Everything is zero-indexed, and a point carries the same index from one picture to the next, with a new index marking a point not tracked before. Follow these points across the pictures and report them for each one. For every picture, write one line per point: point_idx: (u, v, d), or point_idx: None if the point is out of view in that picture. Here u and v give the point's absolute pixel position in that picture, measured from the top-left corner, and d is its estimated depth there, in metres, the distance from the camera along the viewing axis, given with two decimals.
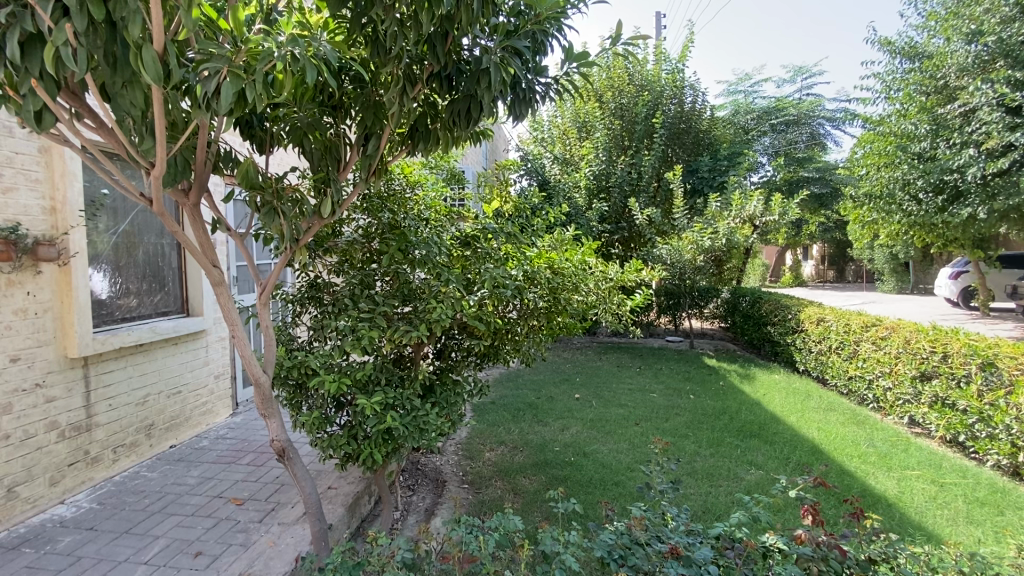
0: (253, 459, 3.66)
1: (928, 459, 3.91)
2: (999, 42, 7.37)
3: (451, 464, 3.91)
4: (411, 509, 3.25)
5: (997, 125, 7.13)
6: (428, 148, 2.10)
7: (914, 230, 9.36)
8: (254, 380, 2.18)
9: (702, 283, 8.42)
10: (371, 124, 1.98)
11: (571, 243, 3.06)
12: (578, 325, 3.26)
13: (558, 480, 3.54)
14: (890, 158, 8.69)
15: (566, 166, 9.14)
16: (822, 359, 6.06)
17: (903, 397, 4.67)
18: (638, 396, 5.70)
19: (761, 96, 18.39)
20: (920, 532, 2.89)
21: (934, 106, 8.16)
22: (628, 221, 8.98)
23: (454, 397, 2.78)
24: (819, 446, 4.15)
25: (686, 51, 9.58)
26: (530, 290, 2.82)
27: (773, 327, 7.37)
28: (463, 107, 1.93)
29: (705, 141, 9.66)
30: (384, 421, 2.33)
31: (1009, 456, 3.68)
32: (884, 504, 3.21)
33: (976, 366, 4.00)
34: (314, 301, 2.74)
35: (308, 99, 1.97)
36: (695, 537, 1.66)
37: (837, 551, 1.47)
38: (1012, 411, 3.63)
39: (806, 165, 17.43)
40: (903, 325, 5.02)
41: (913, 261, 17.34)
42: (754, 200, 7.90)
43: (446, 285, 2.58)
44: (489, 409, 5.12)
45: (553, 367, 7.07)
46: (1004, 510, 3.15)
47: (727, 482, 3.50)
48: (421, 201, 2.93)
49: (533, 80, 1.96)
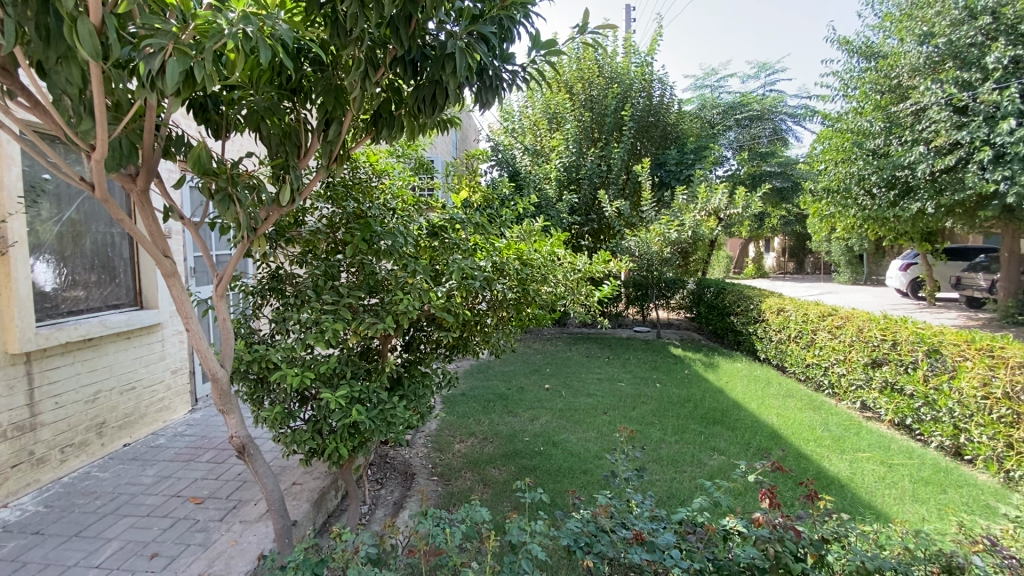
0: (214, 456, 3.55)
1: (878, 442, 4.12)
2: (948, 43, 7.75)
3: (420, 456, 3.89)
4: (379, 502, 3.23)
5: (945, 124, 7.51)
6: (392, 135, 2.05)
7: (869, 225, 9.76)
8: (211, 375, 2.10)
9: (668, 274, 8.59)
10: (333, 110, 1.90)
11: (540, 233, 3.07)
12: (547, 316, 3.29)
13: (527, 470, 3.57)
14: (847, 153, 9.08)
15: (536, 158, 9.12)
16: (781, 348, 6.29)
17: (856, 382, 4.89)
18: (606, 385, 5.78)
19: (727, 91, 18.75)
20: (870, 510, 3.05)
21: (887, 105, 8.51)
22: (598, 213, 9.07)
23: (423, 390, 2.75)
24: (777, 431, 4.30)
25: (654, 45, 9.67)
26: (499, 282, 2.79)
27: (736, 317, 7.61)
28: (428, 93, 1.86)
29: (672, 135, 9.81)
30: (350, 415, 2.28)
31: (951, 438, 3.92)
32: (837, 485, 3.37)
33: (922, 353, 4.19)
34: (276, 293, 2.65)
35: (265, 82, 1.89)
36: (658, 522, 1.69)
37: (792, 532, 1.51)
38: (954, 395, 3.85)
39: (768, 160, 18.02)
40: (857, 314, 5.24)
41: (867, 254, 18.16)
42: (718, 194, 8.12)
43: (413, 276, 2.52)
44: (460, 401, 5.12)
45: (523, 358, 7.10)
46: (947, 488, 3.35)
47: (691, 467, 3.60)
48: (387, 190, 2.87)
49: (500, 68, 1.93)
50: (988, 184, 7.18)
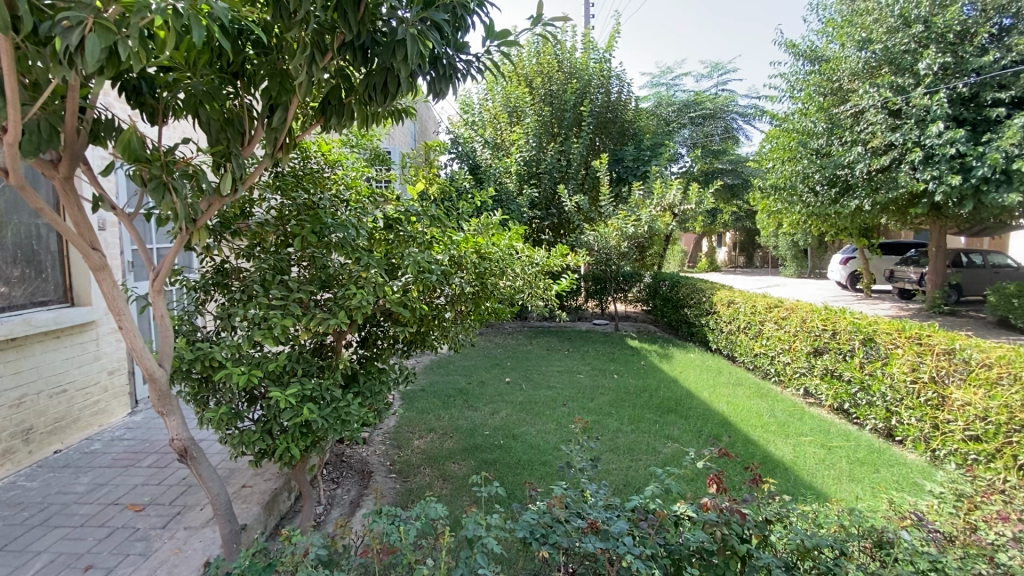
0: (155, 460, 3.36)
1: (819, 426, 4.35)
2: (884, 50, 8.20)
3: (378, 454, 3.82)
4: (335, 502, 3.15)
5: (881, 126, 8.00)
6: (341, 124, 1.98)
7: (812, 221, 10.28)
8: (149, 375, 1.99)
9: (626, 268, 8.76)
10: (277, 95, 1.82)
11: (498, 227, 3.05)
12: (506, 309, 3.29)
13: (487, 463, 3.57)
14: (792, 152, 9.55)
15: (497, 151, 9.09)
16: (731, 338, 6.56)
17: (799, 370, 5.15)
18: (565, 377, 5.85)
19: (682, 89, 19.24)
20: (811, 491, 3.22)
21: (829, 107, 8.97)
22: (558, 207, 9.13)
23: (380, 386, 2.68)
24: (727, 418, 4.48)
25: (612, 42, 9.79)
26: (457, 275, 2.75)
27: (689, 309, 7.86)
28: (379, 80, 1.78)
29: (630, 131, 9.97)
30: (301, 414, 2.20)
31: (884, 420, 4.19)
32: (781, 468, 3.54)
33: (859, 341, 4.45)
34: (221, 288, 2.53)
35: (204, 64, 1.79)
36: (612, 511, 1.71)
37: (738, 515, 1.57)
38: (887, 380, 4.11)
39: (721, 158, 18.69)
40: (800, 306, 5.51)
41: (811, 249, 19.15)
42: (673, 189, 8.35)
43: (366, 270, 2.44)
44: (419, 396, 5.07)
45: (484, 352, 7.10)
46: (879, 467, 3.58)
47: (646, 456, 3.69)
48: (340, 180, 2.79)
49: (453, 57, 1.89)
50: (918, 183, 7.68)
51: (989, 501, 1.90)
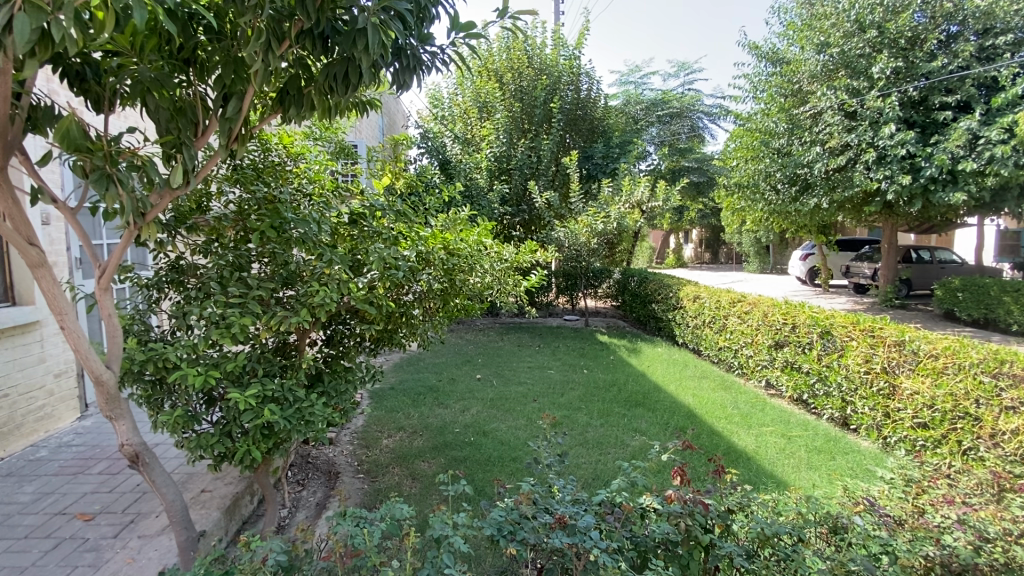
0: (107, 466, 3.20)
1: (780, 416, 4.50)
2: (841, 53, 8.52)
3: (345, 454, 3.74)
4: (300, 504, 3.07)
5: (838, 127, 8.33)
6: (300, 115, 1.92)
7: (774, 218, 10.61)
8: (96, 378, 1.88)
9: (596, 264, 8.85)
10: (232, 84, 1.75)
11: (466, 222, 3.02)
12: (476, 306, 3.27)
13: (457, 461, 3.55)
14: (755, 151, 9.83)
15: (467, 147, 9.03)
16: (697, 332, 6.71)
17: (761, 362, 5.31)
18: (536, 373, 5.87)
19: (649, 88, 19.50)
20: (771, 479, 3.33)
21: (790, 107, 9.27)
22: (529, 204, 9.14)
23: (345, 385, 2.62)
24: (693, 411, 4.58)
25: (582, 39, 9.84)
26: (424, 272, 2.71)
27: (657, 304, 8.00)
28: (340, 70, 1.72)
29: (600, 129, 10.05)
30: (261, 415, 2.12)
31: (839, 410, 4.36)
32: (744, 458, 3.64)
33: (816, 334, 4.61)
34: (176, 285, 2.42)
35: (151, 49, 1.70)
36: (580, 505, 1.71)
37: (701, 505, 1.60)
38: (842, 371, 4.28)
39: (687, 156, 19.10)
40: (762, 300, 5.67)
41: (773, 245, 19.77)
42: (641, 187, 8.48)
43: (329, 266, 2.36)
44: (388, 395, 4.99)
45: (455, 349, 7.06)
46: (835, 455, 3.73)
47: (614, 449, 3.74)
48: (302, 174, 2.71)
49: (418, 48, 1.86)
50: (872, 183, 8.02)
51: (934, 485, 2.00)
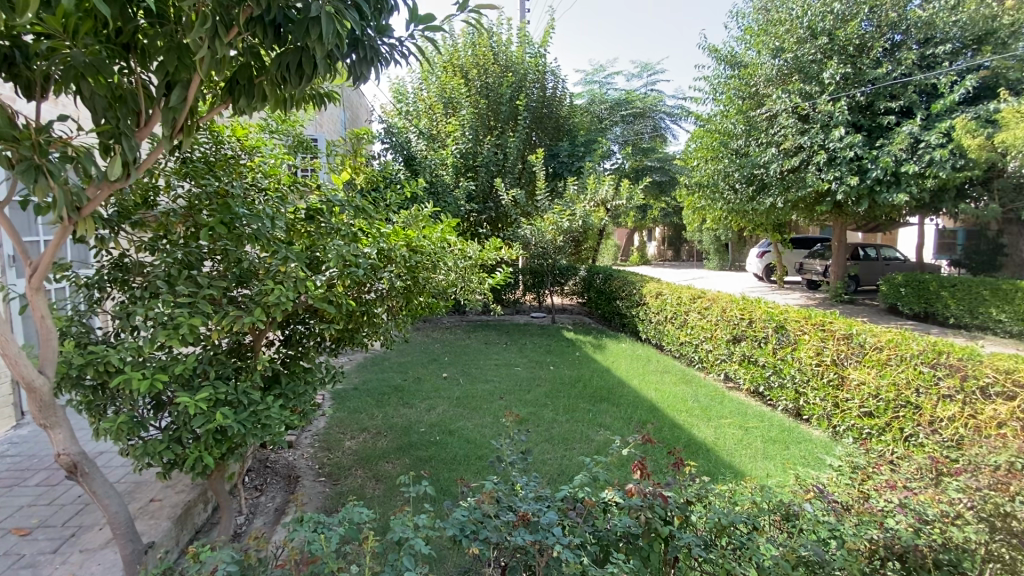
0: (45, 478, 3.01)
1: (738, 409, 4.65)
2: (794, 59, 8.84)
3: (305, 458, 3.64)
4: (258, 511, 2.97)
5: (792, 129, 8.67)
6: (251, 106, 1.84)
7: (733, 217, 10.97)
8: (26, 384, 1.75)
9: (562, 262, 8.92)
10: (175, 71, 1.66)
11: (429, 219, 2.98)
12: (440, 304, 3.25)
13: (422, 461, 3.51)
14: (715, 152, 10.13)
15: (432, 142, 8.94)
16: (659, 328, 6.87)
17: (720, 356, 5.48)
18: (502, 370, 5.87)
19: (614, 88, 19.75)
20: (729, 470, 3.44)
21: (747, 110, 9.59)
22: (495, 201, 9.14)
23: (304, 387, 2.53)
24: (656, 405, 4.68)
25: (547, 37, 9.87)
26: (385, 269, 2.66)
27: (621, 301, 8.13)
28: (293, 60, 1.66)
29: (565, 127, 10.11)
30: (213, 420, 2.02)
31: (793, 401, 4.54)
32: (703, 450, 3.74)
33: (771, 329, 4.79)
34: (119, 284, 2.29)
35: (86, 32, 1.59)
36: (543, 502, 1.71)
37: (661, 498, 1.63)
38: (796, 364, 4.46)
39: (649, 155, 19.51)
40: (721, 296, 5.84)
41: (732, 243, 20.45)
42: (605, 185, 8.61)
43: (284, 264, 2.27)
44: (351, 395, 4.89)
45: (421, 347, 6.99)
46: (789, 445, 3.88)
47: (579, 444, 3.79)
48: (256, 168, 2.61)
49: (375, 39, 1.81)
50: (823, 183, 8.38)
51: (878, 470, 2.11)
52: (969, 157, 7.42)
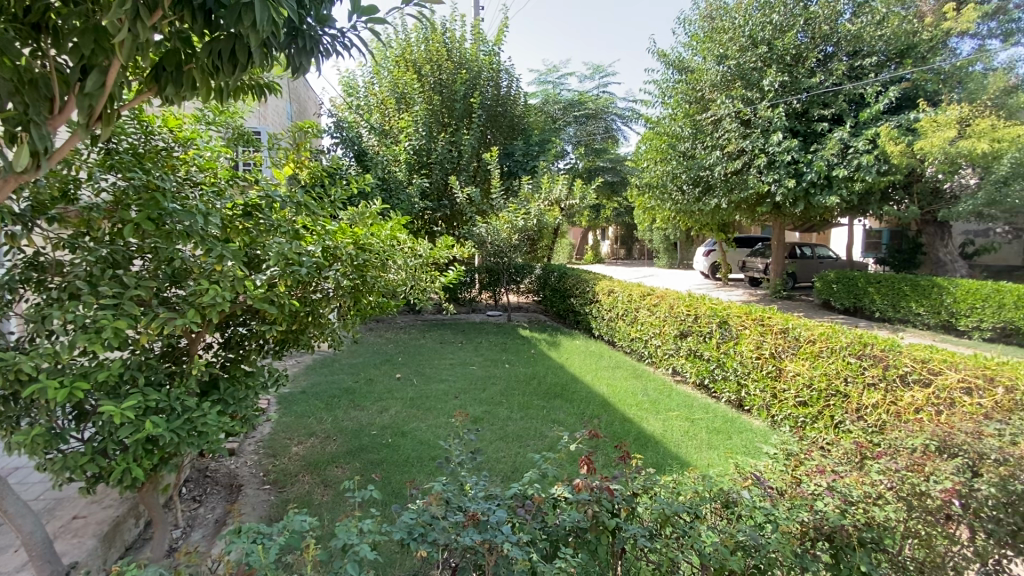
0: None
1: (685, 401, 4.82)
2: (737, 66, 9.25)
3: (249, 465, 3.49)
4: (196, 523, 2.81)
5: (735, 134, 9.09)
6: (179, 94, 1.74)
7: (680, 217, 11.37)
8: None
9: (518, 260, 8.96)
10: (92, 55, 1.54)
11: (377, 216, 2.91)
12: (391, 304, 3.19)
13: (373, 464, 3.43)
14: (663, 153, 10.47)
15: (384, 138, 8.79)
16: (611, 325, 7.02)
17: (668, 351, 5.66)
18: (457, 369, 5.84)
19: (567, 89, 19.99)
20: (676, 461, 3.56)
21: (693, 114, 9.96)
22: (450, 199, 9.08)
23: (245, 392, 2.41)
24: (607, 400, 4.79)
25: (501, 36, 9.86)
26: (331, 268, 2.59)
27: (575, 299, 8.25)
28: (225, 48, 1.58)
29: (520, 126, 10.14)
30: (142, 429, 1.89)
31: (735, 393, 4.75)
32: (652, 443, 3.85)
33: (715, 324, 4.99)
34: (32, 285, 2.09)
35: None
36: (492, 501, 1.71)
37: (607, 492, 1.67)
38: (737, 357, 4.67)
39: (602, 156, 19.94)
40: (669, 293, 6.04)
41: (680, 242, 21.19)
42: (559, 185, 8.72)
43: (221, 263, 2.16)
44: (298, 399, 4.72)
45: (374, 348, 6.84)
46: (732, 435, 4.06)
47: (533, 441, 3.82)
48: (190, 161, 2.48)
49: (315, 30, 1.74)
50: (763, 185, 8.84)
51: (810, 456, 2.24)
52: (892, 163, 8.00)
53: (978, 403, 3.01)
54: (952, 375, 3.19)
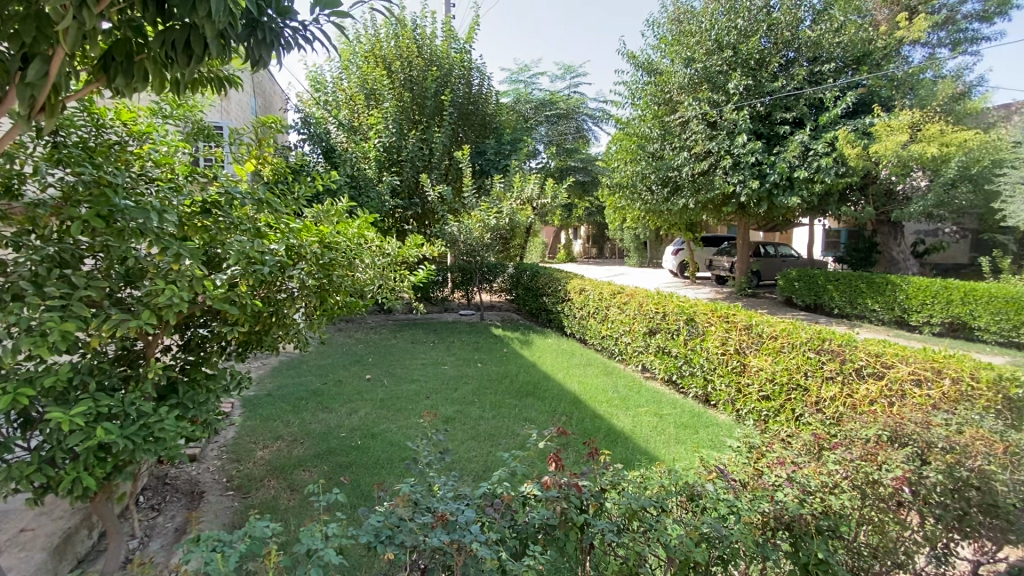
0: None
1: (654, 397, 4.91)
2: (704, 69, 9.45)
3: (211, 471, 3.37)
4: (154, 532, 2.70)
5: (702, 135, 9.31)
6: (130, 85, 1.67)
7: (650, 216, 11.57)
8: None
9: (490, 259, 8.94)
10: (33, 43, 1.46)
11: (343, 214, 2.86)
12: (359, 304, 3.15)
13: (342, 467, 3.37)
14: (633, 154, 10.62)
15: (353, 134, 8.65)
16: (582, 323, 7.08)
17: (638, 348, 5.76)
18: (429, 369, 5.79)
19: (538, 88, 20.05)
20: (644, 456, 3.62)
21: (662, 115, 10.14)
22: (421, 197, 9.00)
23: (205, 396, 2.33)
24: (578, 397, 4.83)
25: (472, 33, 9.80)
26: (295, 267, 2.54)
27: (547, 297, 8.29)
28: (178, 38, 1.52)
29: (491, 125, 10.12)
30: (93, 436, 1.80)
31: (702, 388, 4.87)
32: (621, 438, 3.91)
33: (683, 321, 5.10)
34: None
35: None
36: (462, 501, 1.69)
37: (575, 488, 1.68)
38: (704, 353, 4.79)
39: (573, 156, 20.10)
40: (639, 291, 6.13)
41: (650, 241, 21.56)
42: (531, 184, 8.73)
43: (178, 263, 2.08)
44: (263, 402, 4.59)
45: (343, 349, 6.72)
46: (698, 429, 4.16)
47: (505, 440, 3.82)
48: (145, 156, 2.37)
49: (276, 22, 1.69)
50: (729, 185, 9.08)
51: (771, 449, 2.31)
52: (849, 165, 8.32)
53: (927, 394, 3.17)
54: (904, 368, 3.36)
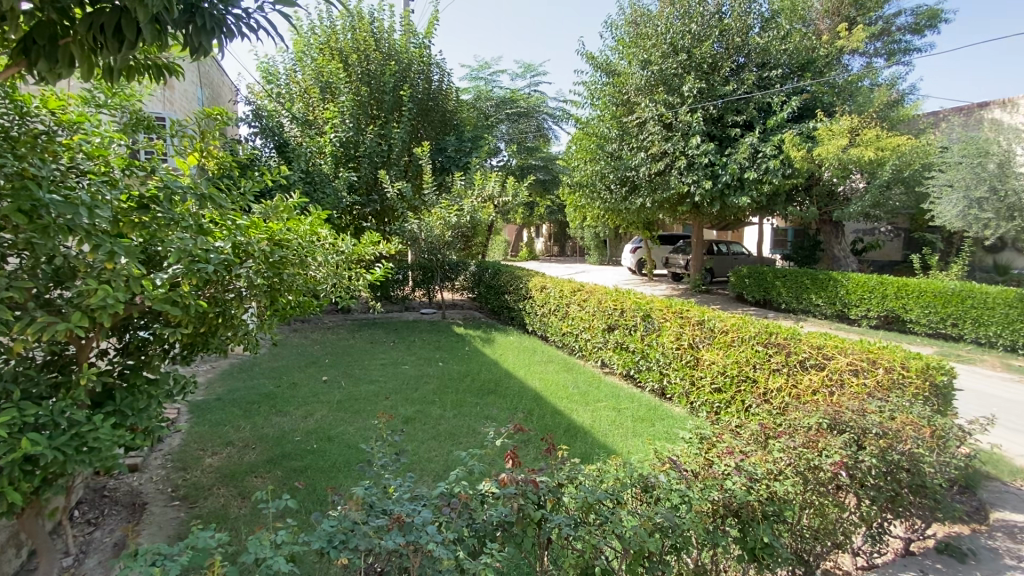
0: None
1: (613, 392, 5.01)
2: (659, 71, 9.67)
3: (155, 481, 3.20)
4: (91, 548, 2.54)
5: (658, 136, 9.56)
6: (54, 70, 1.55)
7: (609, 215, 11.78)
8: None
9: (452, 257, 8.87)
10: None
11: (293, 211, 2.77)
12: (312, 302, 3.06)
13: (296, 472, 3.27)
14: (592, 153, 10.77)
15: (307, 128, 8.40)
16: (544, 320, 7.14)
17: (597, 344, 5.86)
18: (389, 369, 5.70)
19: (499, 86, 20.02)
20: (602, 450, 3.68)
21: (620, 116, 10.34)
22: (380, 194, 8.83)
23: (146, 401, 2.20)
24: (539, 393, 4.87)
25: (431, 28, 9.66)
26: (242, 266, 2.44)
27: (509, 295, 8.31)
28: (106, 21, 1.42)
29: (452, 121, 10.03)
30: (17, 449, 1.66)
31: (658, 382, 5.00)
32: (580, 433, 3.96)
33: (639, 317, 5.23)
34: None
35: None
36: (418, 502, 1.67)
37: (531, 484, 1.69)
38: (659, 348, 4.92)
39: (534, 155, 20.20)
40: (598, 288, 6.24)
41: (610, 240, 21.97)
42: (492, 182, 8.71)
43: (113, 261, 1.95)
44: (212, 407, 4.39)
45: (299, 350, 6.51)
46: (654, 422, 4.27)
47: (466, 438, 3.81)
48: (75, 146, 2.20)
49: (217, 8, 1.61)
50: (684, 185, 9.36)
51: (721, 439, 2.39)
52: (795, 167, 8.73)
53: (863, 383, 3.35)
54: (842, 359, 3.55)
